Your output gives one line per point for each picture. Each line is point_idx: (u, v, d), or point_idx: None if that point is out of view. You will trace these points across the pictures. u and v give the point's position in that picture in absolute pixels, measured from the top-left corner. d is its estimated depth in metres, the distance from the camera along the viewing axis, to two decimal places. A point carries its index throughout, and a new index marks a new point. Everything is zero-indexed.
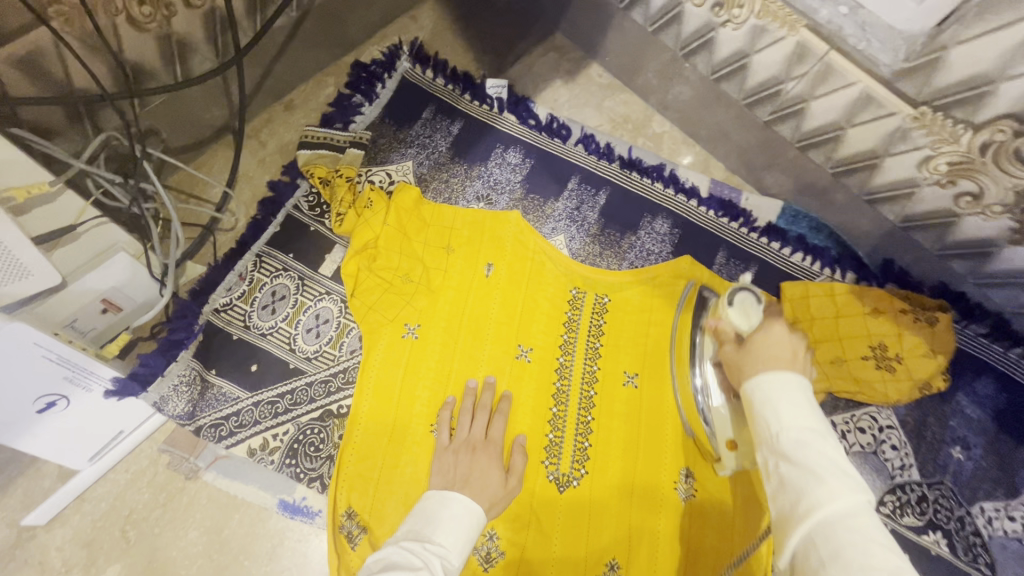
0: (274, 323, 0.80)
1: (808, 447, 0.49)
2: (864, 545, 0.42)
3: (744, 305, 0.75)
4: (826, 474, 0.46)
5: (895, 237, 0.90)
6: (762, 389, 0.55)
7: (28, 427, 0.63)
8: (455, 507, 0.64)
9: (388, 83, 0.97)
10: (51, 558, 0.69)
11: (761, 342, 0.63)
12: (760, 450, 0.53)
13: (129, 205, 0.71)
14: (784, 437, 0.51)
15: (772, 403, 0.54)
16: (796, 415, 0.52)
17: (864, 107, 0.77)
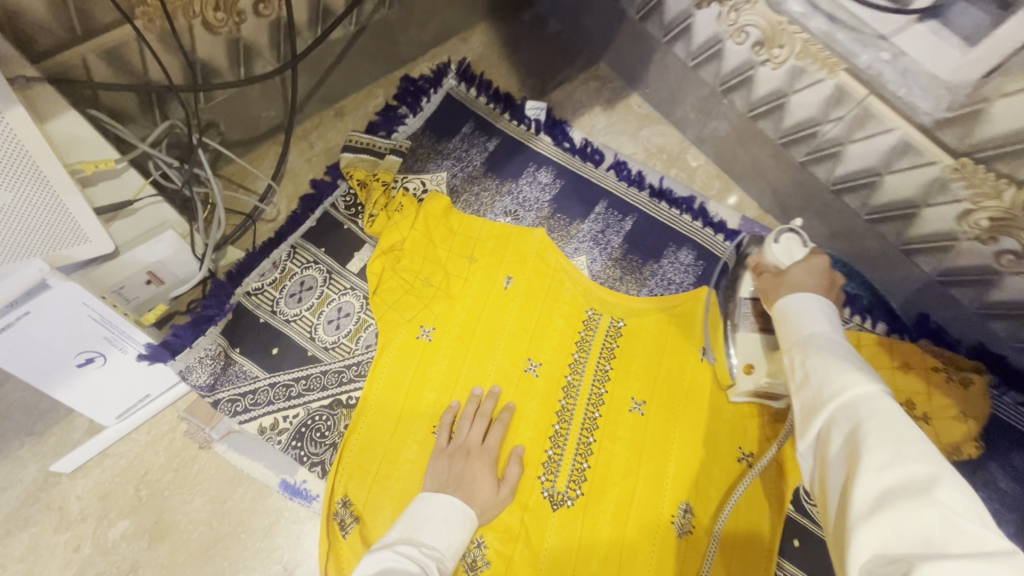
0: (299, 311, 0.85)
1: (834, 345, 0.58)
2: (882, 417, 0.48)
3: (790, 245, 0.77)
4: (850, 366, 0.53)
5: (932, 291, 0.86)
6: (796, 305, 0.65)
7: (65, 379, 0.69)
8: (450, 510, 0.69)
9: (434, 97, 1.02)
10: (70, 505, 0.74)
11: (797, 271, 0.71)
12: (786, 355, 0.61)
13: (180, 187, 0.77)
14: (813, 339, 0.60)
15: (804, 315, 0.63)
16: (824, 323, 0.61)
17: (903, 154, 0.75)
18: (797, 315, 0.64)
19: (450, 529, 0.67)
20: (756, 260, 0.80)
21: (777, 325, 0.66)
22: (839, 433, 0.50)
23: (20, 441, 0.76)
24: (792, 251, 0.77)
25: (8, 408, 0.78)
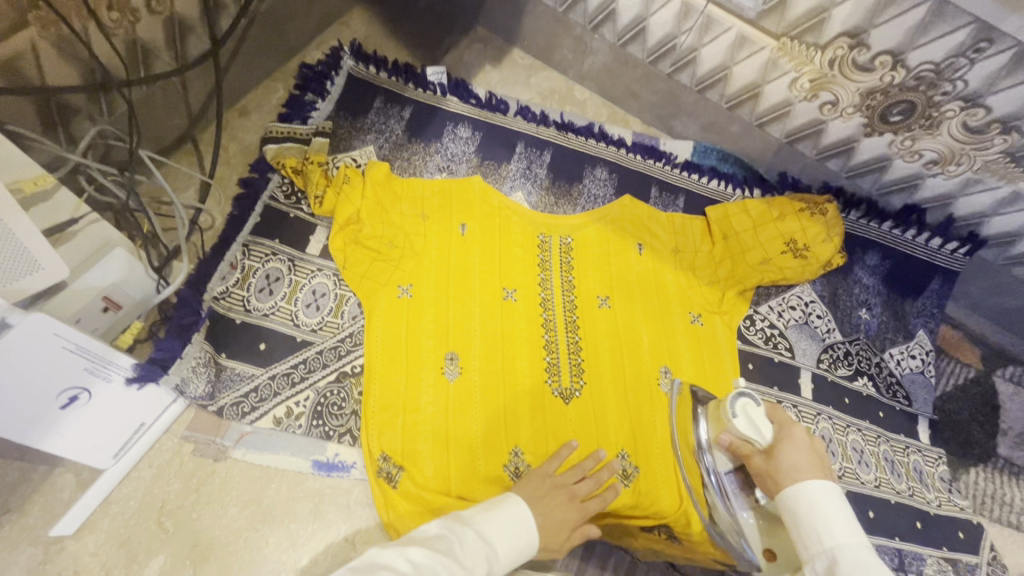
0: (274, 303, 0.84)
1: (862, 564, 0.55)
2: None
3: (752, 415, 0.74)
4: None
5: (784, 152, 1.11)
6: (803, 496, 0.62)
7: (51, 426, 0.63)
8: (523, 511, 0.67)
9: (337, 80, 1.04)
10: (86, 564, 0.68)
11: (787, 455, 0.68)
12: (813, 566, 0.58)
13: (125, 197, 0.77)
14: (838, 554, 0.56)
15: (819, 516, 0.60)
16: (844, 532, 0.58)
17: (741, 47, 0.97)
18: (811, 519, 0.60)
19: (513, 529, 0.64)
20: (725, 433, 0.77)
21: (786, 521, 0.63)
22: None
23: None
24: (756, 422, 0.73)
25: None
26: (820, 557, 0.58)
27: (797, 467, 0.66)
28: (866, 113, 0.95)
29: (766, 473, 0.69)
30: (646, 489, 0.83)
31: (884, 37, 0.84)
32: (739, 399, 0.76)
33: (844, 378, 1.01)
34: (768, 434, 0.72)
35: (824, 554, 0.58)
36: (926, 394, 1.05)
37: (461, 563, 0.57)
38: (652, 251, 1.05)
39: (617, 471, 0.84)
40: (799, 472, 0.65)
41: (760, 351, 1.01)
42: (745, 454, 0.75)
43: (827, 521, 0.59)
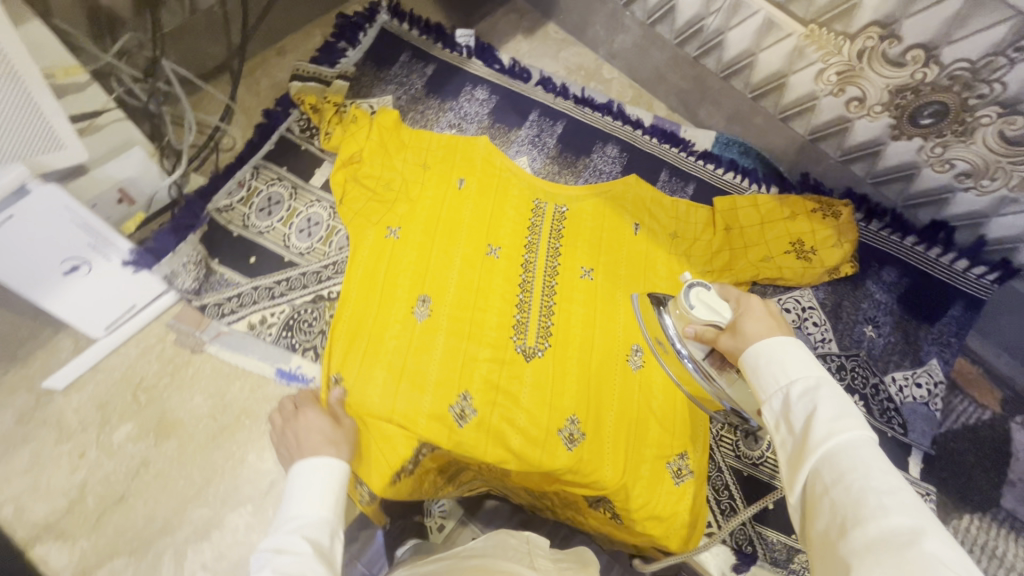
0: (270, 223, 0.91)
1: (815, 387, 0.53)
2: (864, 470, 0.46)
3: (706, 301, 0.67)
4: (835, 409, 0.50)
5: (808, 150, 1.05)
6: (763, 350, 0.57)
7: (54, 288, 0.72)
8: (317, 472, 0.58)
9: (370, 32, 1.10)
10: (69, 417, 0.77)
11: (754, 329, 0.60)
12: (766, 401, 0.56)
13: (148, 102, 0.87)
14: (794, 389, 0.53)
15: (777, 360, 0.56)
16: (801, 365, 0.55)
17: (768, 32, 0.93)
18: (767, 363, 0.56)
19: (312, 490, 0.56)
20: (690, 325, 0.68)
21: (745, 372, 0.59)
22: (819, 489, 0.48)
23: (3, 368, 0.78)
24: (715, 305, 0.66)
25: None
26: (774, 395, 0.55)
27: (763, 333, 0.59)
28: (895, 113, 0.89)
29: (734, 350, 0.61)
30: (588, 457, 0.82)
31: (917, 28, 0.78)
32: (695, 286, 0.68)
33: None
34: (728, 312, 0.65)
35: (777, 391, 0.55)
36: (926, 427, 0.97)
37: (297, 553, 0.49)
38: (648, 233, 1.03)
39: (564, 434, 0.83)
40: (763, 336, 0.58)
41: None
42: (710, 341, 0.66)
43: (783, 359, 0.55)
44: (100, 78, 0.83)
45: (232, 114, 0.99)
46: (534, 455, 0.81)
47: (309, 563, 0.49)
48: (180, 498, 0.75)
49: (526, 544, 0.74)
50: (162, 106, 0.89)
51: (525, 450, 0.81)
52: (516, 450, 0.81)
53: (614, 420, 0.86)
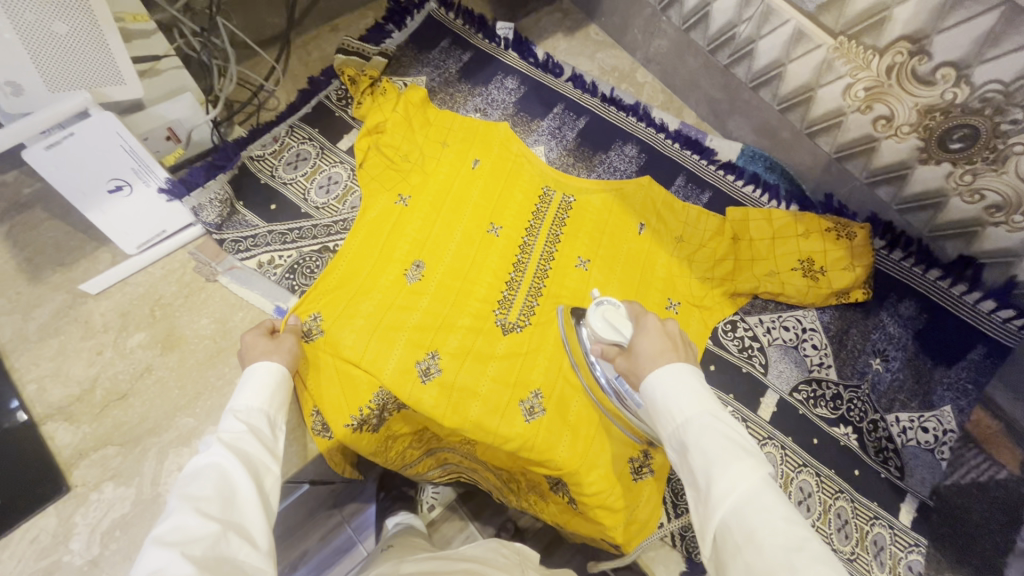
0: (294, 177, 0.99)
1: (703, 426, 0.56)
2: (767, 523, 0.49)
3: (611, 320, 0.72)
4: (728, 453, 0.53)
5: (834, 169, 1.02)
6: (654, 386, 0.61)
7: (99, 204, 0.83)
8: (259, 373, 0.71)
9: (417, 17, 1.18)
10: (94, 319, 0.87)
11: (642, 344, 0.65)
12: (670, 442, 0.59)
13: (201, 54, 0.96)
14: (688, 429, 0.57)
15: (667, 395, 0.60)
16: (695, 402, 0.58)
17: (798, 43, 0.92)
18: (660, 400, 0.60)
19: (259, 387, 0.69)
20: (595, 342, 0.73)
21: (647, 407, 0.63)
22: (732, 545, 0.50)
23: (52, 270, 0.90)
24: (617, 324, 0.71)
25: (43, 245, 0.91)
26: (673, 436, 0.59)
27: (651, 357, 0.63)
28: (924, 134, 0.85)
29: (629, 370, 0.66)
30: (544, 433, 0.85)
31: (948, 45, 0.75)
32: (603, 305, 0.74)
33: (821, 418, 0.91)
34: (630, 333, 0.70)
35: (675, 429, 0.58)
36: (930, 475, 0.89)
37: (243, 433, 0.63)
38: (652, 233, 1.03)
39: (524, 406, 0.87)
40: (652, 361, 0.63)
41: (730, 358, 0.94)
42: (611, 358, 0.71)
43: (675, 399, 0.59)
44: (166, 29, 0.94)
45: (276, 76, 1.09)
46: (491, 424, 0.85)
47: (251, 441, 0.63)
48: (171, 405, 0.83)
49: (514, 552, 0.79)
50: (214, 59, 0.97)
51: (481, 417, 0.85)
52: (473, 415, 0.86)
53: (577, 404, 0.88)
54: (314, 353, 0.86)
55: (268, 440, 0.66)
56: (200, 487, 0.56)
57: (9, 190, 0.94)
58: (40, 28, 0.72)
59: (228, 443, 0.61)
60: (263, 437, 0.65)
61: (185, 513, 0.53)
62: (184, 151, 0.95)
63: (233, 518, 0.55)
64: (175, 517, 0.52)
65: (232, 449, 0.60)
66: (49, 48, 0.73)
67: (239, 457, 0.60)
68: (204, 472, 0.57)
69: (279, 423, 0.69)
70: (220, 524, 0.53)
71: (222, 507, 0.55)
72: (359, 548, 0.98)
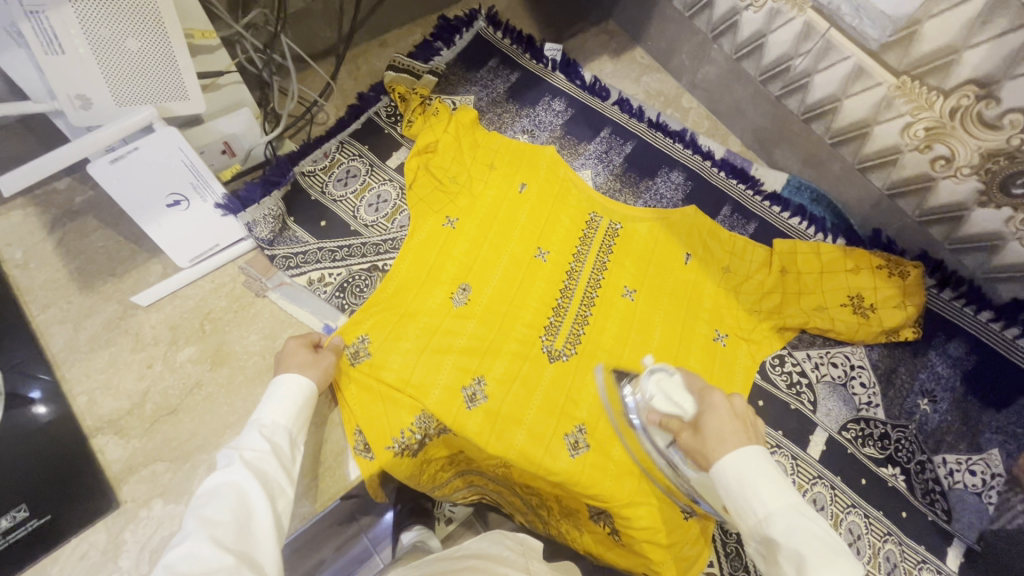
0: (344, 194, 0.99)
1: (790, 523, 0.58)
2: None
3: (664, 389, 0.73)
4: (825, 557, 0.55)
5: (884, 205, 1.01)
6: (735, 475, 0.62)
7: (157, 217, 0.83)
8: (289, 387, 0.74)
9: (466, 35, 1.18)
10: (145, 331, 0.87)
11: (710, 424, 0.66)
12: (749, 530, 0.61)
13: (262, 71, 0.95)
14: (773, 525, 0.59)
15: (748, 484, 0.61)
16: (778, 496, 0.60)
17: (857, 79, 0.91)
18: (741, 490, 0.61)
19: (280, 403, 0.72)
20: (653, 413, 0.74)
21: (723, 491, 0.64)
22: None
23: (103, 280, 0.90)
24: (673, 397, 0.71)
25: (94, 254, 0.92)
26: (754, 526, 0.60)
27: (722, 438, 0.64)
28: (985, 177, 0.84)
29: (698, 449, 0.66)
30: (591, 467, 0.84)
31: (1018, 92, 0.74)
32: (655, 373, 0.75)
33: (869, 458, 0.90)
34: (689, 406, 0.70)
35: (758, 524, 0.60)
36: (976, 521, 0.87)
37: (263, 452, 0.68)
38: (699, 263, 1.03)
39: (569, 439, 0.86)
40: (724, 447, 0.63)
41: (777, 394, 0.93)
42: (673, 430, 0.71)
43: (758, 493, 0.60)
44: (228, 46, 0.93)
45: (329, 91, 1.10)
46: (536, 454, 0.84)
47: (270, 461, 0.68)
48: (220, 423, 0.83)
49: (520, 543, 0.82)
50: (274, 78, 0.97)
51: (526, 447, 0.85)
52: (518, 444, 0.85)
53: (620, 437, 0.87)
54: (358, 376, 0.85)
55: (286, 457, 0.70)
56: (217, 512, 0.61)
57: (62, 197, 0.94)
58: (114, 45, 0.71)
59: (249, 462, 0.66)
60: (280, 455, 0.69)
61: (202, 538, 0.58)
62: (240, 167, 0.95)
63: (245, 547, 0.60)
64: (191, 543, 0.58)
65: (249, 471, 0.65)
66: (121, 65, 0.73)
67: (256, 476, 0.65)
68: (220, 493, 0.63)
69: (299, 436, 0.73)
70: (233, 557, 0.58)
71: (236, 537, 0.60)
72: (376, 559, 1.01)
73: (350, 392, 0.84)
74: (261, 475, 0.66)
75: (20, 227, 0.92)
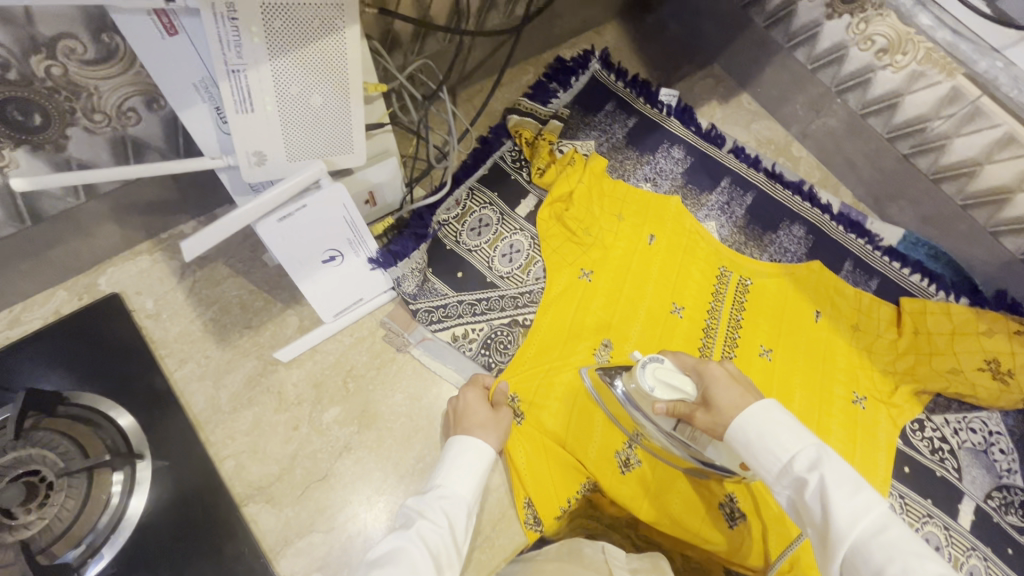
0: (479, 244, 0.97)
1: (814, 461, 0.60)
2: (902, 560, 0.53)
3: (663, 378, 0.73)
4: (853, 488, 0.57)
5: (1014, 269, 1.03)
6: (752, 426, 0.64)
7: (313, 273, 0.81)
8: (467, 454, 0.73)
9: (582, 77, 1.14)
10: (288, 390, 0.84)
11: (721, 397, 0.68)
12: (774, 477, 0.63)
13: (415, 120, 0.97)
14: (797, 466, 0.61)
15: (767, 435, 0.63)
16: (793, 437, 0.62)
17: (1005, 147, 0.91)
18: (760, 440, 0.63)
19: (461, 473, 0.72)
20: (657, 403, 0.74)
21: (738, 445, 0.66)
22: None
23: (240, 332, 0.86)
24: (669, 380, 0.73)
25: (227, 304, 0.87)
26: (776, 469, 0.62)
27: (735, 404, 0.67)
28: None
29: (713, 424, 0.69)
30: (750, 538, 0.83)
31: None
32: (650, 364, 0.74)
33: (1013, 526, 0.91)
34: (688, 386, 0.72)
35: (780, 469, 0.62)
36: None
37: (437, 525, 0.66)
38: (830, 321, 1.01)
39: (724, 509, 0.84)
40: (735, 408, 0.66)
41: (921, 459, 0.94)
42: (685, 414, 0.73)
43: (778, 437, 0.62)
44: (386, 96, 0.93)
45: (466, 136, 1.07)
46: (691, 522, 0.83)
47: (444, 536, 0.66)
48: (372, 488, 0.81)
49: (600, 552, 0.76)
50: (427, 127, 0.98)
51: (683, 516, 0.83)
52: (673, 511, 0.84)
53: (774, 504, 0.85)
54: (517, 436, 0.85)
55: (459, 534, 0.68)
56: None
57: None
58: (299, 102, 0.67)
59: (424, 532, 0.65)
60: (452, 534, 0.67)
61: None
62: (392, 220, 0.93)
63: None
64: None
65: (422, 541, 0.64)
66: (302, 120, 0.69)
67: (426, 550, 0.64)
68: (390, 556, 0.62)
69: (472, 513, 0.71)
70: None
71: None
72: None
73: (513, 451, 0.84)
74: (429, 553, 0.63)
75: (149, 274, 0.87)
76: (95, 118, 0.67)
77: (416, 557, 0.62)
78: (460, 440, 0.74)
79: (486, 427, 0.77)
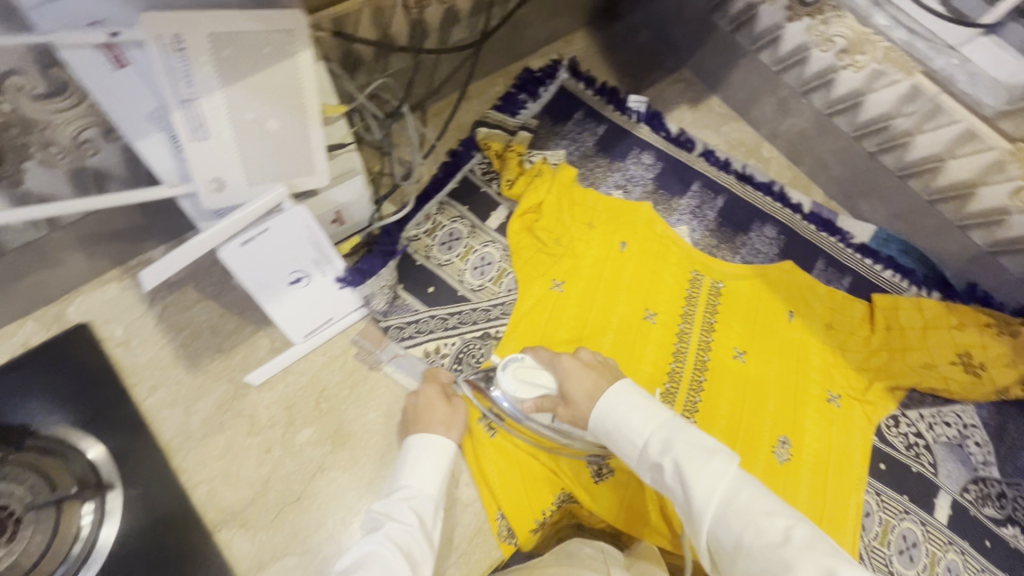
0: (450, 258, 0.97)
1: (666, 440, 0.61)
2: (752, 523, 0.54)
3: (524, 377, 0.75)
4: (702, 458, 0.58)
5: (982, 261, 1.04)
6: (609, 414, 0.65)
7: (278, 293, 0.80)
8: (428, 450, 0.74)
9: (551, 87, 1.16)
10: (260, 413, 0.84)
11: (576, 388, 0.69)
12: (638, 463, 0.63)
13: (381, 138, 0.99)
14: (653, 449, 0.61)
15: (621, 423, 0.64)
16: (643, 418, 0.63)
17: (966, 142, 0.90)
18: (617, 428, 0.64)
19: (423, 469, 0.72)
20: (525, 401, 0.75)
21: (598, 432, 0.67)
22: (726, 550, 0.55)
23: (210, 357, 0.86)
24: (533, 377, 0.74)
25: (198, 328, 0.87)
26: (637, 455, 0.63)
27: (588, 394, 0.68)
28: None
29: (575, 416, 0.70)
30: None
31: None
32: (509, 365, 0.75)
33: (989, 518, 0.92)
34: (551, 380, 0.74)
35: (638, 455, 0.62)
36: None
37: (406, 523, 0.66)
38: (803, 321, 1.02)
39: None
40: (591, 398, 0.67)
41: (898, 456, 0.94)
42: (550, 408, 0.74)
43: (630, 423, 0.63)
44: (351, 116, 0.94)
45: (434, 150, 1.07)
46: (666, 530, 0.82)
47: (416, 533, 0.66)
48: (346, 507, 0.81)
49: (599, 551, 0.75)
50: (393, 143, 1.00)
51: (659, 524, 0.82)
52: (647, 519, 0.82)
53: None
54: (489, 447, 0.85)
55: (429, 528, 0.68)
56: None
57: None
58: (254, 126, 0.67)
59: (395, 533, 0.65)
60: (423, 527, 0.68)
61: None
62: (360, 238, 0.93)
63: None
64: None
65: (394, 541, 0.64)
66: (259, 143, 0.69)
67: (400, 549, 0.64)
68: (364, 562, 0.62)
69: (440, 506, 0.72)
70: None
71: None
72: None
73: (485, 462, 0.84)
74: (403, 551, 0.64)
75: (118, 301, 0.87)
76: (50, 150, 0.67)
77: (390, 558, 0.62)
78: (418, 439, 0.74)
79: (450, 425, 0.78)
